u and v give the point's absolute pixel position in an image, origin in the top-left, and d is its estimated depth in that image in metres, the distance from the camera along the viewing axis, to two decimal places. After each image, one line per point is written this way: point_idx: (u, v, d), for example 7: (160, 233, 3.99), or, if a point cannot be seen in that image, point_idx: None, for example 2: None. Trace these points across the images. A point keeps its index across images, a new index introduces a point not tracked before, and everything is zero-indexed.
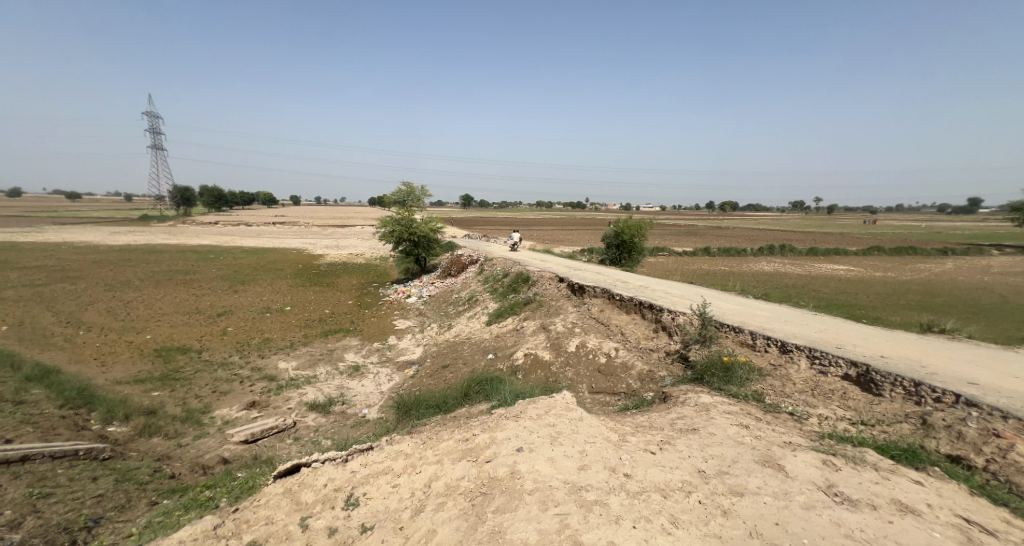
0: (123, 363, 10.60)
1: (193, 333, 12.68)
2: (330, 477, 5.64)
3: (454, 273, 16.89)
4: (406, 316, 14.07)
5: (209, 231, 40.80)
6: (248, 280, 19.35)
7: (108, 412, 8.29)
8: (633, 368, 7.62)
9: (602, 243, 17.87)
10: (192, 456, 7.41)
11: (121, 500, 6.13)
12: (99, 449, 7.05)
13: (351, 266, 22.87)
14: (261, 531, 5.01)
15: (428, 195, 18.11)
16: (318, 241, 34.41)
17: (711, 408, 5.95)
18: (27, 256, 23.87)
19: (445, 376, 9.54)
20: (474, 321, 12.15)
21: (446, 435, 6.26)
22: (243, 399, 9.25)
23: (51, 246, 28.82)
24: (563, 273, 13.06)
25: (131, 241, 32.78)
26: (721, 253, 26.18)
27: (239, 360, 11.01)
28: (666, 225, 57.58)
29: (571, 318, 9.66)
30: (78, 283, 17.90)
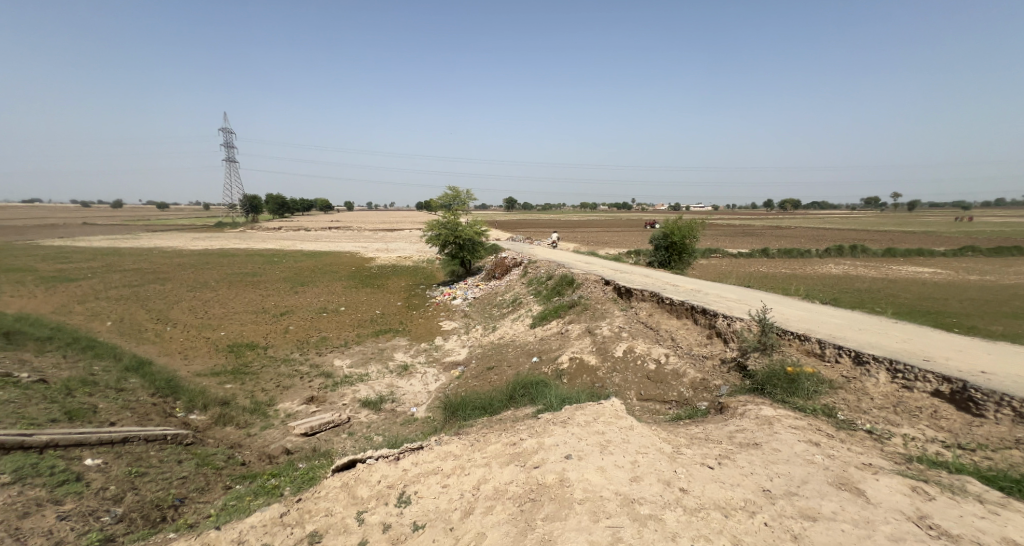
0: (202, 357, 11.34)
1: (261, 330, 13.41)
2: (384, 474, 5.74)
3: (497, 276, 16.95)
4: (453, 318, 14.24)
5: (274, 236, 43.24)
6: (307, 282, 20.27)
7: (189, 401, 8.86)
8: (685, 375, 7.31)
9: (650, 244, 17.41)
10: (259, 445, 7.81)
11: (201, 483, 6.52)
12: (182, 435, 7.57)
13: (401, 268, 23.50)
14: (321, 522, 5.13)
15: (472, 198, 18.24)
16: (372, 245, 35.66)
17: (775, 422, 5.62)
18: (127, 259, 26.35)
19: (490, 378, 9.56)
20: (519, 324, 12.11)
21: (494, 438, 6.25)
22: (303, 394, 9.66)
23: (146, 249, 31.69)
24: (609, 275, 12.79)
25: (209, 245, 35.41)
26: (783, 255, 24.86)
27: (299, 357, 11.51)
28: (719, 224, 55.51)
29: (619, 322, 9.43)
30: (165, 283, 19.43)
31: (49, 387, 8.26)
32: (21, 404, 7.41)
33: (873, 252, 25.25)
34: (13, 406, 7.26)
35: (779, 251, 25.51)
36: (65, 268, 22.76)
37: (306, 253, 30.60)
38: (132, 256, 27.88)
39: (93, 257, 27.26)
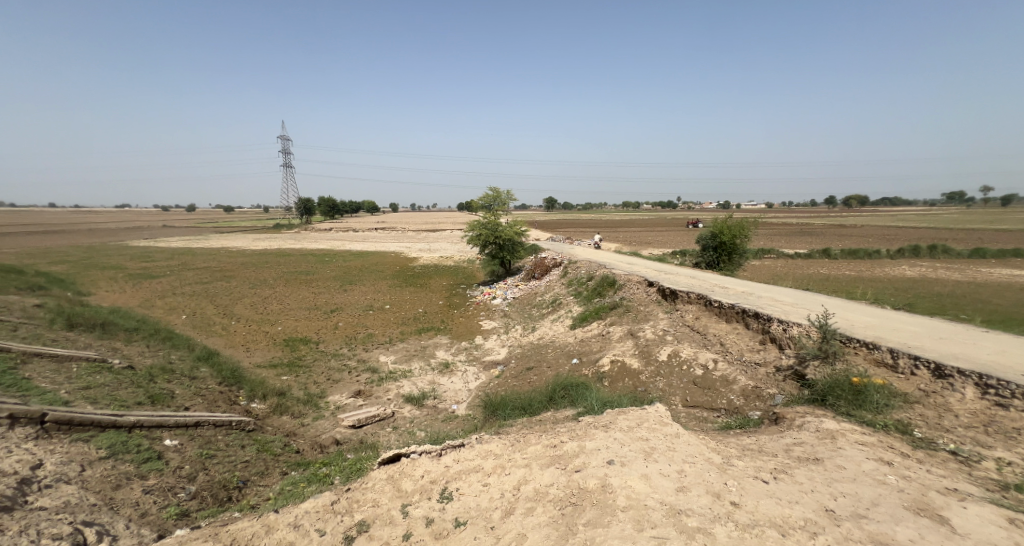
0: (262, 350, 11.93)
1: (313, 325, 13.95)
2: (427, 469, 5.79)
3: (536, 276, 16.87)
4: (492, 317, 14.29)
5: (326, 237, 44.97)
6: (355, 280, 20.93)
7: (250, 391, 9.32)
8: (735, 382, 6.98)
9: (697, 244, 16.85)
10: (312, 435, 8.12)
11: (261, 467, 6.82)
12: (245, 422, 7.95)
13: (443, 268, 23.87)
14: (368, 512, 5.21)
15: (513, 199, 18.23)
16: (417, 245, 36.41)
17: (840, 437, 5.27)
18: (198, 258, 28.23)
19: (529, 378, 9.51)
20: (558, 324, 11.99)
21: (535, 439, 6.18)
22: (351, 388, 9.96)
23: (215, 249, 33.77)
24: (653, 276, 12.47)
25: (270, 245, 37.31)
26: (847, 256, 23.50)
27: (347, 352, 11.87)
28: (775, 224, 51.51)
29: (663, 325, 9.17)
30: (231, 281, 20.60)
31: (134, 373, 8.85)
32: (112, 387, 7.93)
33: (949, 253, 23.32)
34: (106, 389, 7.79)
35: (844, 252, 24.14)
36: (148, 266, 24.68)
37: (355, 253, 31.63)
38: (202, 256, 29.77)
39: (171, 256, 29.38)
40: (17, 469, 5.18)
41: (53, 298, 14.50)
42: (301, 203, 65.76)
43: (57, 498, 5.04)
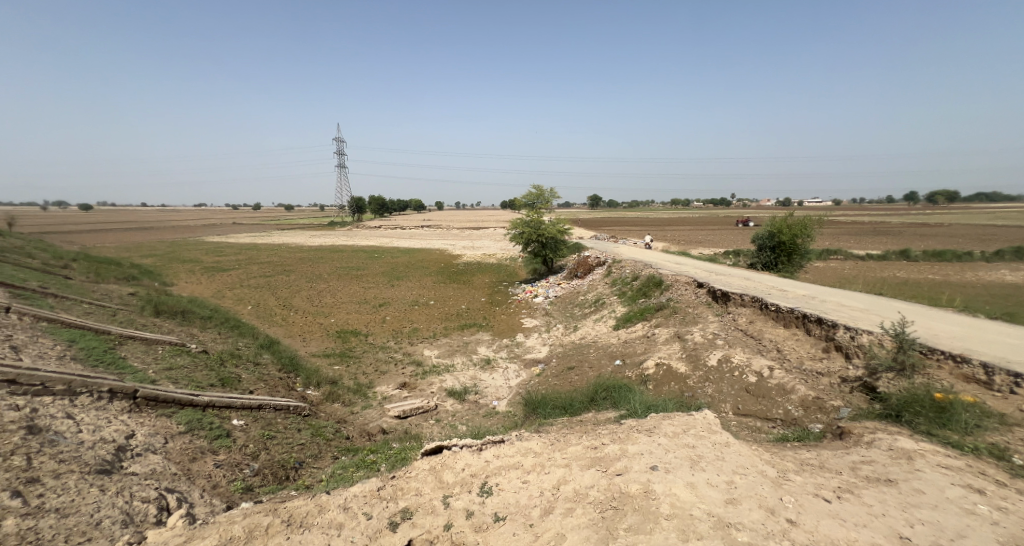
0: (316, 340, 12.43)
1: (363, 318, 14.39)
2: (467, 463, 5.80)
3: (579, 274, 16.66)
4: (534, 315, 14.23)
5: (377, 234, 46.47)
6: (401, 276, 21.44)
7: (306, 378, 9.72)
8: (794, 391, 6.57)
9: (752, 244, 16.09)
10: (360, 423, 8.36)
11: (314, 450, 7.08)
12: (301, 407, 8.27)
13: (487, 266, 24.06)
14: (411, 500, 5.25)
15: (556, 197, 18.05)
16: (461, 243, 36.92)
17: (918, 458, 4.85)
18: (262, 253, 29.92)
19: (569, 378, 9.39)
20: (601, 324, 11.77)
21: (575, 439, 6.07)
22: (396, 379, 10.19)
23: (276, 245, 35.62)
24: (703, 277, 12.03)
25: (325, 242, 39.00)
26: (926, 257, 21.96)
27: (394, 345, 12.16)
28: (843, 224, 46.40)
29: (712, 328, 8.79)
30: (290, 275, 21.65)
31: (208, 356, 9.43)
32: (191, 368, 8.49)
33: None
34: (185, 370, 8.34)
35: (926, 252, 22.80)
36: (219, 259, 26.44)
37: (404, 250, 32.43)
38: (266, 250, 31.52)
39: (239, 250, 31.36)
40: (115, 437, 5.68)
41: (141, 286, 15.77)
42: (354, 201, 68.11)
43: (145, 465, 5.47)
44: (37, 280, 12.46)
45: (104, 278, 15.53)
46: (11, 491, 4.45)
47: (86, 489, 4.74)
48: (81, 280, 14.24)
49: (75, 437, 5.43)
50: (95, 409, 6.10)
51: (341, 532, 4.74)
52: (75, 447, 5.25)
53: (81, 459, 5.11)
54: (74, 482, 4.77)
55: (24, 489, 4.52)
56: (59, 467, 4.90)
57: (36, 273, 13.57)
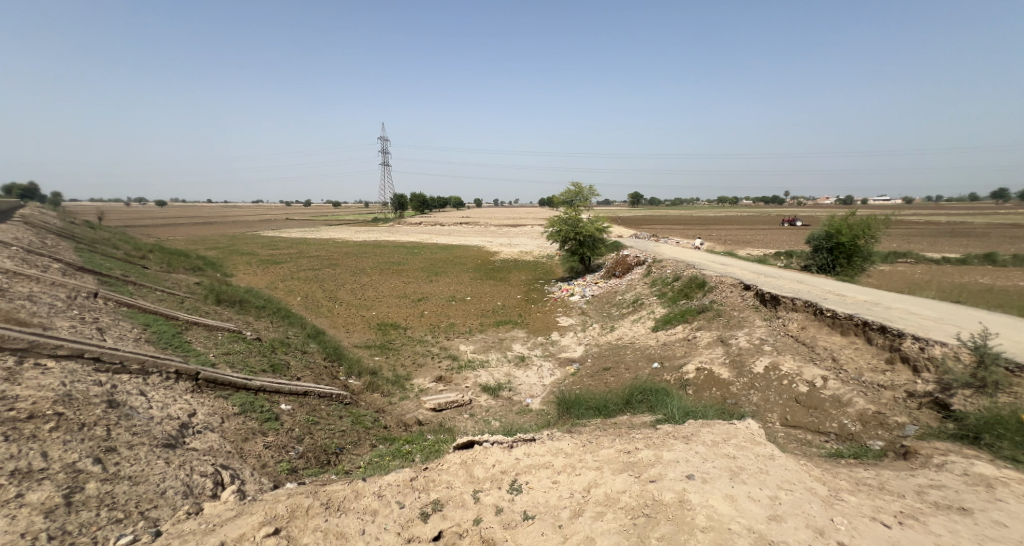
0: (358, 331, 12.74)
1: (402, 312, 14.64)
2: (498, 459, 5.75)
3: (618, 274, 16.33)
4: (570, 314, 14.04)
5: (419, 231, 47.33)
6: (440, 272, 21.70)
7: (348, 368, 9.98)
8: (852, 404, 6.14)
9: (807, 245, 15.26)
10: (397, 413, 8.50)
11: (353, 437, 7.22)
12: (342, 395, 8.46)
13: (525, 263, 24.03)
14: (442, 492, 5.25)
15: (596, 194, 17.73)
16: (500, 240, 36.99)
17: (996, 486, 4.41)
18: (311, 247, 31.15)
19: (605, 379, 9.19)
20: (640, 325, 11.47)
21: (608, 442, 5.92)
22: (433, 372, 10.29)
23: (324, 240, 36.87)
24: (751, 279, 11.52)
25: (369, 237, 40.08)
26: (1016, 262, 20.06)
27: (431, 339, 12.30)
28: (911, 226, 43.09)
29: (759, 333, 8.38)
30: (337, 268, 22.36)
31: (262, 343, 9.84)
32: (245, 354, 8.87)
33: None
34: (241, 355, 8.73)
35: (1015, 256, 20.79)
36: (273, 252, 27.71)
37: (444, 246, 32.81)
38: (316, 245, 32.71)
39: (292, 245, 32.80)
40: (179, 415, 6.01)
41: (205, 276, 16.70)
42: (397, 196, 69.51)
43: (204, 442, 5.73)
44: (118, 268, 13.43)
45: (173, 268, 16.56)
46: (91, 458, 4.73)
47: (153, 460, 5.02)
48: (154, 269, 15.24)
49: (147, 413, 5.77)
50: (163, 389, 6.47)
51: (375, 519, 4.78)
52: (146, 422, 5.58)
53: (151, 433, 5.42)
54: (144, 454, 5.06)
55: (102, 456, 4.80)
56: (132, 438, 5.20)
57: (116, 262, 14.64)
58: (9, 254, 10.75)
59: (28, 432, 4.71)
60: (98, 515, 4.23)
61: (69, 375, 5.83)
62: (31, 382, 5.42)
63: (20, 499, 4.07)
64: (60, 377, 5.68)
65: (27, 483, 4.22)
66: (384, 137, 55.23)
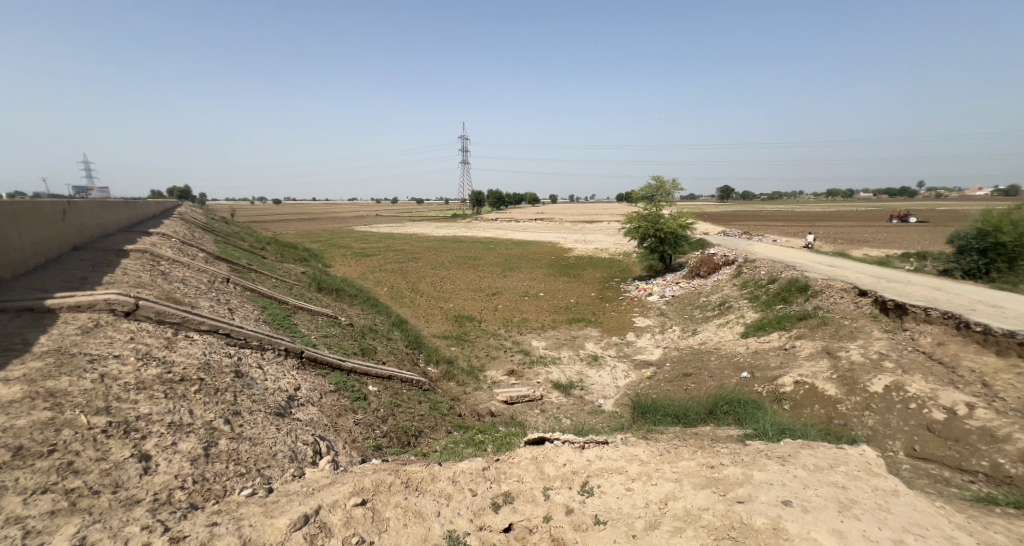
0: (437, 322, 13.06)
1: (478, 305, 14.82)
2: (569, 459, 5.53)
3: (702, 273, 15.32)
4: (646, 315, 13.39)
5: (495, 226, 48.01)
6: (514, 267, 21.77)
7: (427, 355, 10.25)
8: (1008, 439, 5.14)
9: (950, 245, 13.34)
10: (471, 403, 8.55)
11: (431, 422, 7.34)
12: (422, 381, 8.66)
13: (598, 260, 23.41)
14: (513, 486, 5.13)
15: (679, 189, 16.73)
16: (576, 236, 36.29)
17: None
18: (397, 241, 32.76)
19: (685, 385, 8.65)
20: (727, 330, 10.64)
21: (689, 454, 5.49)
22: (505, 366, 10.27)
23: (410, 235, 38.62)
24: (870, 284, 10.23)
25: (448, 232, 41.30)
26: None
27: (504, 333, 12.30)
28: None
29: (878, 347, 7.37)
30: (419, 261, 23.23)
31: (354, 328, 10.37)
32: (340, 337, 9.39)
33: None
34: (337, 338, 9.25)
35: None
36: (365, 246, 29.51)
37: (519, 242, 32.84)
38: (399, 240, 34.25)
39: (380, 239, 34.77)
40: (287, 388, 6.43)
41: (309, 266, 18.09)
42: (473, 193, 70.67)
43: (306, 414, 6.07)
44: (243, 257, 14.97)
45: (284, 257, 18.12)
46: (222, 418, 5.17)
47: (268, 426, 5.38)
48: (269, 258, 16.76)
49: (263, 384, 6.23)
50: (275, 363, 6.98)
51: (450, 503, 4.76)
52: (262, 392, 6.02)
53: (266, 402, 5.82)
54: (260, 419, 5.45)
55: (230, 418, 5.23)
56: (252, 405, 5.62)
57: (242, 251, 16.33)
58: (168, 243, 12.39)
59: (181, 392, 5.26)
60: (227, 468, 4.57)
61: (209, 347, 6.48)
62: (183, 350, 6.10)
63: (174, 447, 4.52)
64: (202, 348, 6.34)
65: (178, 434, 4.68)
66: (464, 136, 56.08)
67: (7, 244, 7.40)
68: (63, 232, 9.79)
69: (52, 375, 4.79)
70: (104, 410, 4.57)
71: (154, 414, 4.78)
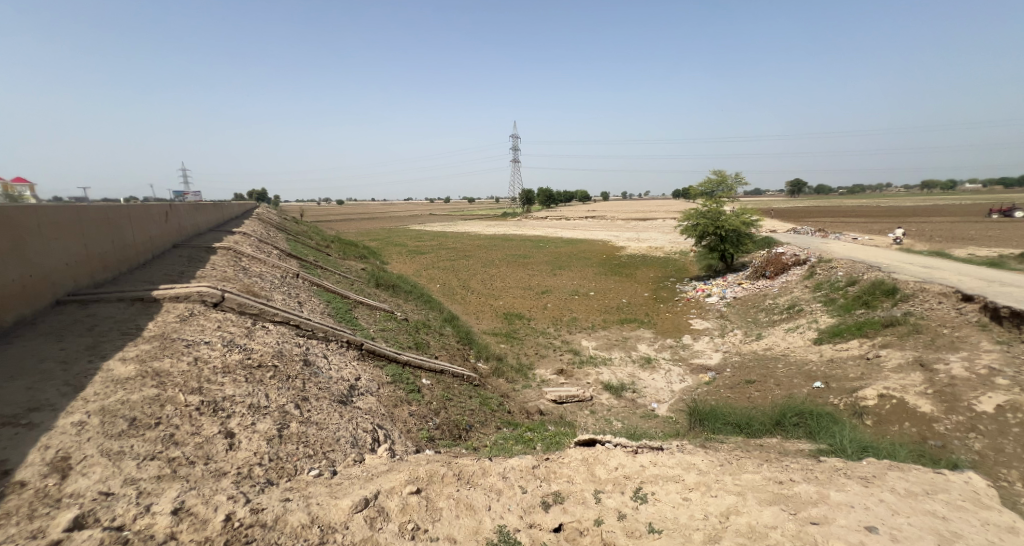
0: (487, 320, 13.05)
1: (527, 303, 14.69)
2: (621, 463, 5.27)
3: (768, 273, 14.41)
4: (704, 317, 12.75)
5: (546, 224, 47.65)
6: (564, 266, 21.48)
7: (477, 352, 10.24)
8: None
9: None
10: (520, 400, 8.44)
11: (481, 417, 7.28)
12: (473, 377, 8.63)
13: (651, 259, 22.63)
14: (563, 486, 4.94)
15: (742, 183, 15.85)
16: (630, 234, 35.29)
17: None
18: (449, 240, 33.29)
19: (748, 392, 8.11)
20: (796, 335, 9.90)
21: (753, 467, 5.09)
22: (554, 365, 10.07)
23: (461, 233, 39.14)
24: (974, 287, 9.18)
25: (498, 231, 41.43)
26: None
27: (553, 332, 12.08)
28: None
29: (985, 362, 6.55)
30: (470, 260, 23.43)
31: (408, 323, 10.54)
32: (396, 331, 9.55)
33: None
34: (393, 332, 9.42)
35: None
36: (420, 244, 30.15)
37: (570, 241, 32.37)
38: (450, 238, 34.81)
39: (433, 237, 35.45)
40: (349, 377, 6.58)
41: (368, 263, 18.68)
42: (523, 191, 70.61)
43: (365, 403, 6.18)
44: (309, 254, 15.70)
45: (346, 254, 18.85)
46: (293, 403, 5.34)
47: (332, 412, 5.50)
48: (333, 255, 17.47)
49: (328, 373, 6.41)
50: (338, 354, 7.18)
51: (500, 498, 4.64)
52: (327, 380, 6.18)
53: (330, 390, 5.97)
54: (326, 405, 5.58)
55: (300, 403, 5.40)
56: (319, 392, 5.78)
57: (308, 248, 17.12)
58: (247, 241, 13.21)
59: (259, 377, 5.48)
60: (297, 449, 4.69)
61: (282, 336, 6.76)
62: (260, 339, 6.39)
63: (253, 426, 4.69)
64: (276, 337, 6.62)
65: (257, 415, 4.87)
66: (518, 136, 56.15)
67: (123, 241, 8.19)
68: (168, 231, 10.70)
69: (157, 356, 5.15)
70: (197, 390, 4.84)
71: (238, 396, 5.00)
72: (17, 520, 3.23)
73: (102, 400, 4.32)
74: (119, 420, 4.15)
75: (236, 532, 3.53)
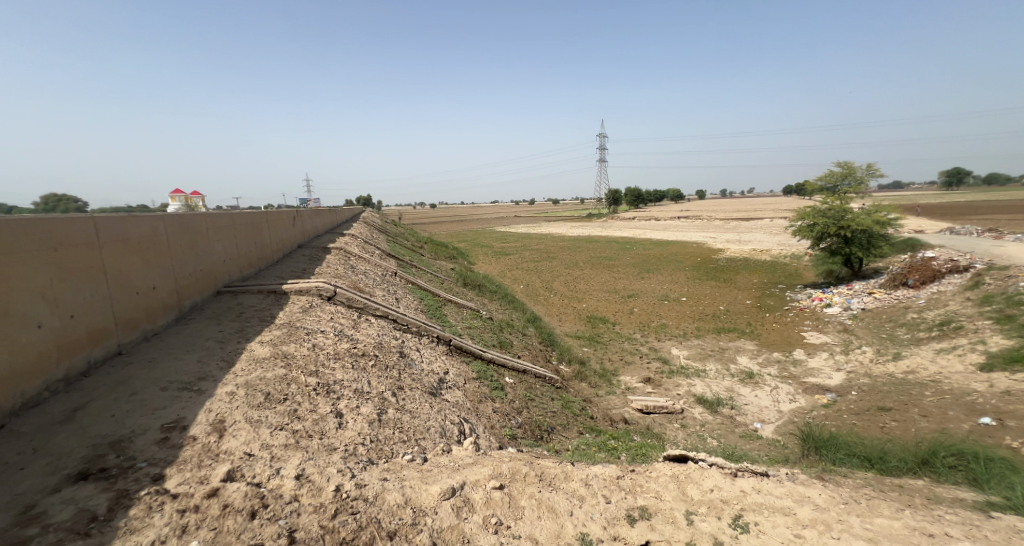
0: (570, 322, 12.54)
1: (611, 307, 13.94)
2: (718, 485, 4.55)
3: (910, 282, 12.34)
4: (821, 330, 11.19)
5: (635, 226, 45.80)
6: (653, 269, 20.27)
7: (560, 354, 9.82)
8: None
9: None
10: (604, 407, 7.87)
11: (563, 420, 6.86)
12: (555, 378, 8.21)
13: (752, 263, 20.62)
14: (649, 501, 4.35)
15: (873, 175, 13.84)
16: (726, 236, 32.63)
17: None
18: (532, 241, 33.16)
19: (879, 422, 6.86)
20: (952, 359, 8.25)
21: (888, 511, 4.16)
22: (641, 373, 9.33)
23: (544, 235, 38.88)
24: None
25: (581, 232, 40.63)
26: None
27: (640, 338, 11.28)
28: None
29: None
30: (553, 261, 23.02)
31: (492, 322, 10.39)
32: (482, 329, 9.43)
33: None
34: (479, 330, 9.30)
35: None
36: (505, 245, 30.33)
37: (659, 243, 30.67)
38: (534, 239, 34.74)
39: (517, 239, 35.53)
40: (439, 371, 6.49)
41: (456, 263, 19.03)
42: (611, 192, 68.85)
43: (453, 396, 6.04)
44: (404, 254, 16.29)
45: (436, 255, 19.37)
46: (391, 391, 5.31)
47: (424, 403, 5.40)
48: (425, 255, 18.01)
49: (421, 365, 6.37)
50: (429, 348, 7.15)
51: (582, 505, 4.18)
52: (420, 373, 6.13)
53: (422, 381, 5.90)
54: (418, 396, 5.49)
55: (397, 392, 5.35)
56: (412, 383, 5.72)
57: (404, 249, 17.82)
58: (354, 241, 13.98)
59: (363, 364, 5.54)
60: (393, 434, 4.59)
61: (382, 329, 6.87)
62: (364, 330, 6.52)
63: (357, 409, 4.69)
64: (378, 330, 6.74)
65: (360, 399, 4.87)
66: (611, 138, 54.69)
67: (263, 241, 8.93)
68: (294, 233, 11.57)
69: (286, 341, 5.39)
70: (314, 372, 4.96)
71: (345, 380, 5.06)
72: (189, 467, 3.38)
73: (248, 375, 4.56)
74: (258, 393, 4.32)
75: (344, 503, 3.42)
